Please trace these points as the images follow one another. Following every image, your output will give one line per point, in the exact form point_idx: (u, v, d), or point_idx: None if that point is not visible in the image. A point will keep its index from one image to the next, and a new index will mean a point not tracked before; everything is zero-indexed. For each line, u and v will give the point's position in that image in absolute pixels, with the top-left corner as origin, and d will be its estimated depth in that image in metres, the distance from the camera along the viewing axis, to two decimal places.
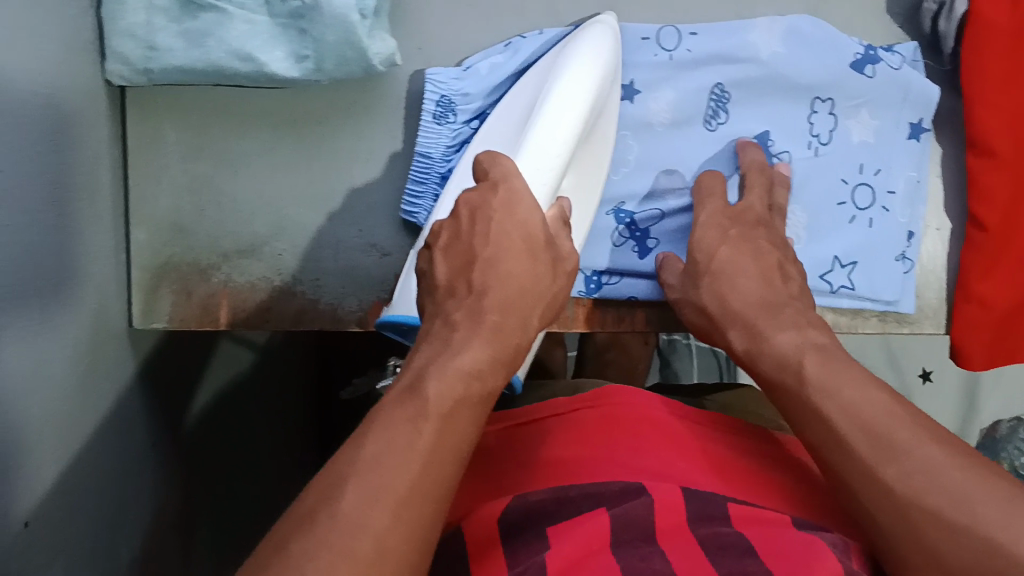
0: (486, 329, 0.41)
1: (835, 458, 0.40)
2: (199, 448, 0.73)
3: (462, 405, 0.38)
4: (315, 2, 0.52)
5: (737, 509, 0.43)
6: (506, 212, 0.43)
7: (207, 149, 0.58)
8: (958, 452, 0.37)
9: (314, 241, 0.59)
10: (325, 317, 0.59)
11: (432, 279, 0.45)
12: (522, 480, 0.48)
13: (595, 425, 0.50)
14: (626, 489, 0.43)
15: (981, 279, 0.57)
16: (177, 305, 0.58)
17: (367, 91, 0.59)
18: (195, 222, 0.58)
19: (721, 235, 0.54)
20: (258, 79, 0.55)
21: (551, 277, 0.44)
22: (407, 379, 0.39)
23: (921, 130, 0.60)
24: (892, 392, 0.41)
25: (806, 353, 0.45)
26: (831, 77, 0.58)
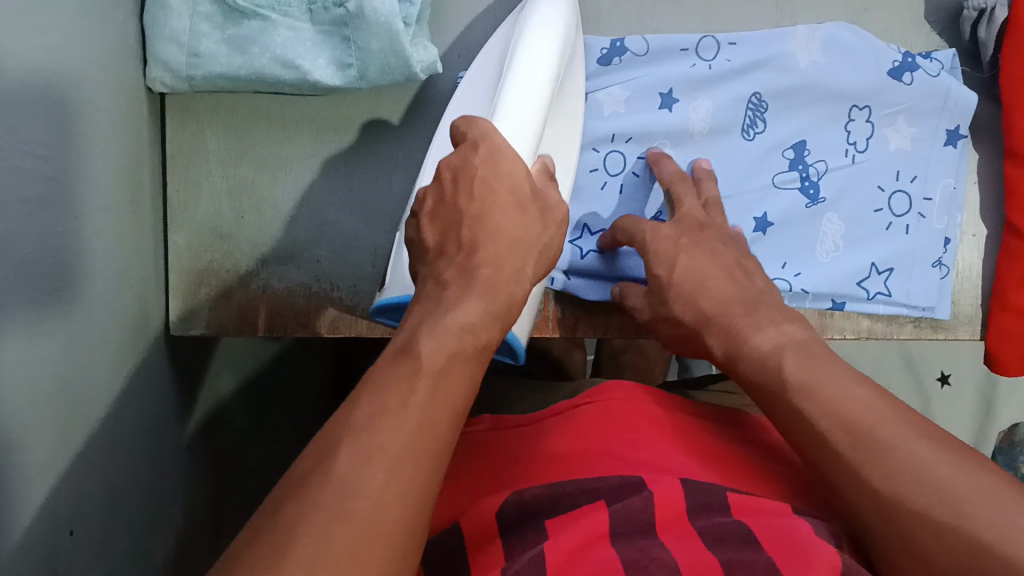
0: (478, 284, 0.38)
1: (830, 464, 0.37)
2: (219, 439, 0.69)
3: (457, 362, 0.35)
4: (359, 10, 0.53)
5: (738, 497, 0.39)
6: (489, 169, 0.41)
7: (248, 154, 0.59)
8: (952, 448, 0.35)
9: (351, 245, 0.59)
10: (360, 325, 0.58)
11: (422, 246, 0.42)
12: (517, 477, 0.43)
13: (591, 414, 0.46)
14: (625, 483, 0.40)
15: (1018, 287, 0.56)
16: (215, 310, 0.58)
17: (409, 99, 0.60)
18: (235, 227, 0.58)
19: (675, 245, 0.50)
20: (302, 86, 0.56)
21: (542, 227, 0.42)
22: (400, 340, 0.36)
23: (958, 137, 0.60)
24: (876, 388, 0.39)
25: (786, 352, 0.42)
26: (869, 85, 0.59)
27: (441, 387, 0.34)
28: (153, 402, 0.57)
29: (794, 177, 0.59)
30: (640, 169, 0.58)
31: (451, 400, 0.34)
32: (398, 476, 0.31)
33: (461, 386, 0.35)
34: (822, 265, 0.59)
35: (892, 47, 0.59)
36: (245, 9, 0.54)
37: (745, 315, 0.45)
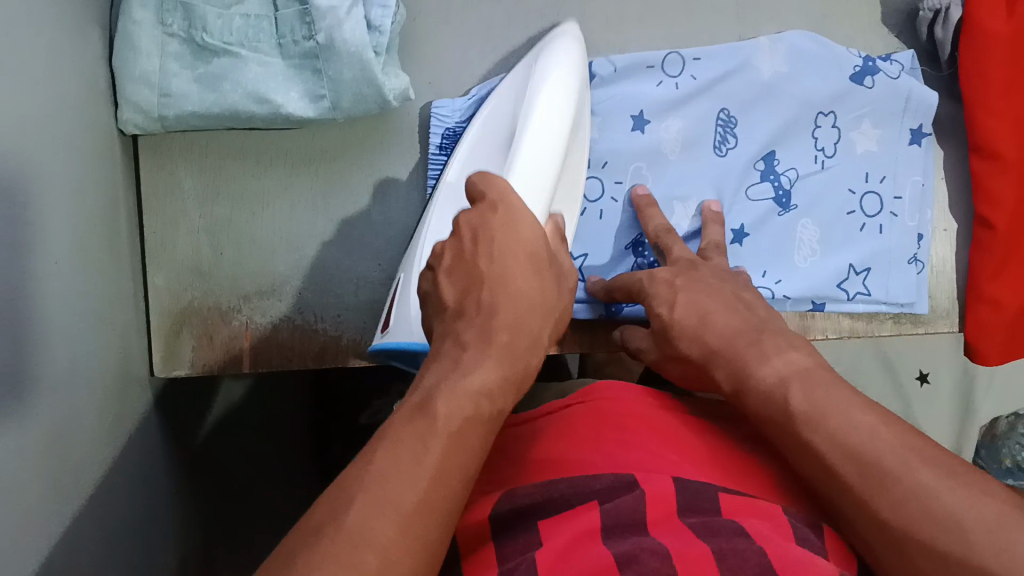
0: (497, 347, 0.38)
1: (837, 494, 0.37)
2: (206, 474, 0.68)
3: (473, 424, 0.35)
4: (329, 42, 0.54)
5: (730, 504, 0.39)
6: (508, 231, 0.41)
7: (224, 192, 0.59)
8: (956, 476, 0.34)
9: (332, 277, 0.59)
10: (347, 353, 0.59)
11: (440, 301, 0.42)
12: (514, 476, 0.43)
13: (583, 418, 0.46)
14: (616, 484, 0.39)
15: (992, 279, 0.58)
16: (199, 348, 0.57)
17: (381, 127, 0.60)
18: (214, 265, 0.58)
19: (671, 287, 0.50)
20: (274, 119, 0.56)
21: (556, 292, 0.42)
22: (416, 397, 0.36)
23: (921, 135, 0.61)
24: (880, 413, 0.38)
25: (791, 384, 0.40)
26: (834, 91, 0.60)
27: (453, 448, 0.34)
28: (141, 445, 0.56)
29: (766, 188, 0.60)
30: (618, 196, 0.59)
31: (463, 459, 0.34)
32: (411, 529, 0.31)
33: (475, 450, 0.35)
34: (799, 271, 0.59)
35: (851, 51, 0.61)
36: (214, 46, 0.54)
37: (751, 343, 0.44)
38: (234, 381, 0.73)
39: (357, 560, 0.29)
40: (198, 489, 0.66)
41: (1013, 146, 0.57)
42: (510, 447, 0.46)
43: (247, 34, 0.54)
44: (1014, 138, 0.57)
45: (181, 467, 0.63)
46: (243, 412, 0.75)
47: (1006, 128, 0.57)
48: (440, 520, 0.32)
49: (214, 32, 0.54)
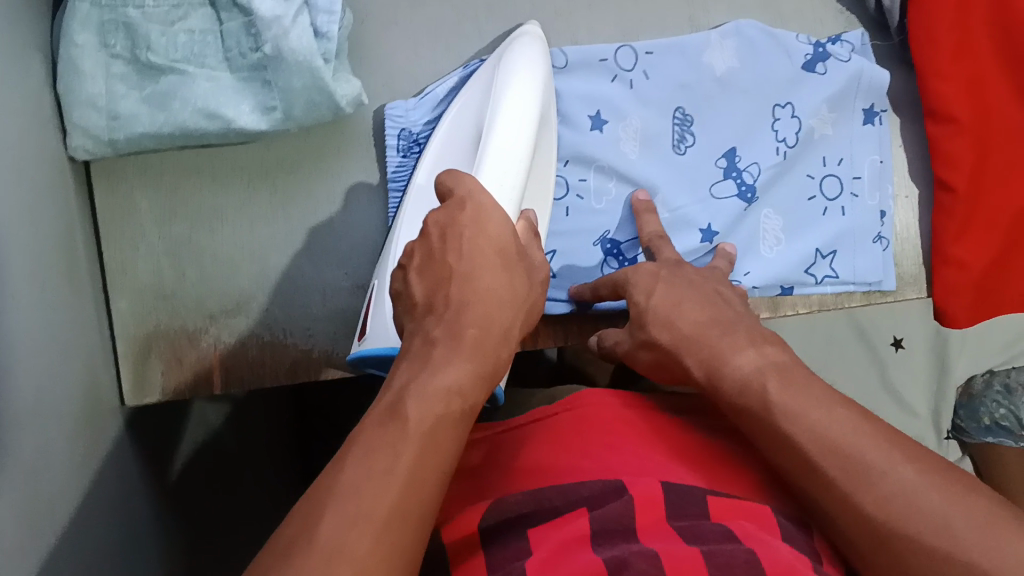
0: (466, 344, 0.38)
1: (818, 487, 0.37)
2: (188, 504, 0.67)
3: (444, 422, 0.35)
4: (277, 53, 0.53)
5: (718, 503, 0.39)
6: (475, 228, 0.41)
7: (180, 211, 0.58)
8: (932, 471, 0.36)
9: (299, 289, 0.58)
10: (319, 366, 0.58)
11: (410, 301, 0.42)
12: (499, 485, 0.44)
13: (568, 426, 0.46)
14: (606, 489, 0.40)
15: (957, 241, 0.58)
16: (168, 373, 0.56)
17: (336, 133, 0.59)
18: (177, 285, 0.57)
19: (654, 277, 0.51)
20: (227, 135, 0.55)
21: (527, 290, 0.41)
22: (388, 397, 0.36)
23: (875, 114, 0.60)
24: (860, 410, 0.39)
25: (769, 374, 0.41)
26: (787, 82, 0.59)
27: (427, 449, 0.34)
28: (118, 477, 0.55)
29: (729, 185, 0.59)
30: (584, 193, 0.58)
31: (437, 458, 0.34)
32: (387, 535, 0.31)
33: (448, 452, 0.35)
34: (768, 257, 0.58)
35: (800, 38, 0.60)
36: (160, 65, 0.53)
37: (722, 338, 0.45)
38: (208, 407, 0.72)
39: (333, 573, 0.29)
40: (184, 513, 0.65)
41: (966, 109, 0.57)
42: (496, 453, 0.47)
43: (193, 50, 0.54)
44: (967, 101, 0.57)
45: (160, 493, 0.62)
46: (222, 437, 0.74)
47: (959, 92, 0.57)
48: (416, 523, 0.32)
49: (159, 49, 0.53)
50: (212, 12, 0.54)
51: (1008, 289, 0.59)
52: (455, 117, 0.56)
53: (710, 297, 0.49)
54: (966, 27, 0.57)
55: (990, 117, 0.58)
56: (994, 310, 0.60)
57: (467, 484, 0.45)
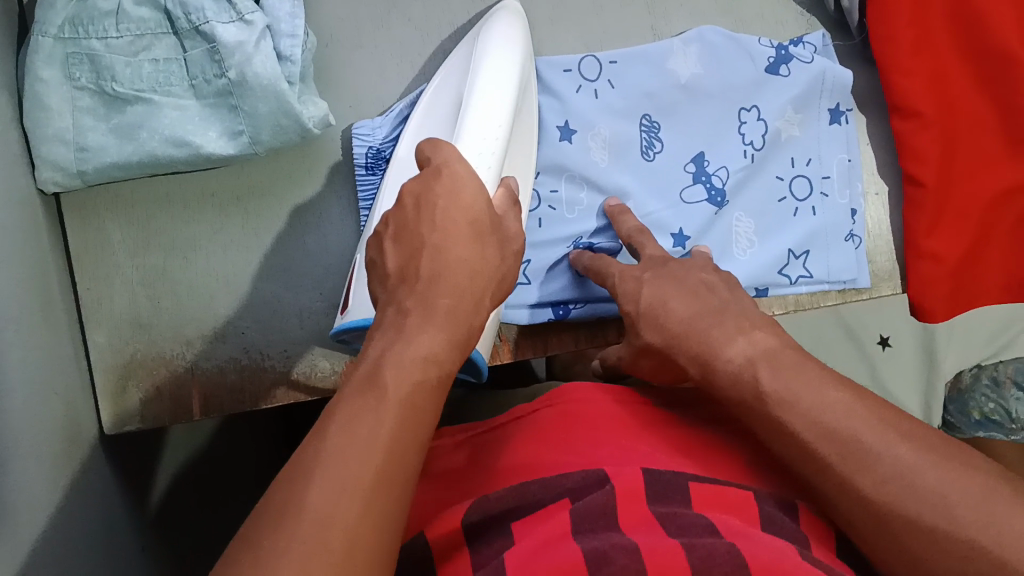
0: (438, 314, 0.38)
1: (811, 470, 0.37)
2: (171, 531, 0.66)
3: (422, 388, 0.35)
4: (241, 78, 0.53)
5: (702, 488, 0.39)
6: (449, 197, 0.41)
7: (153, 240, 0.58)
8: (927, 446, 0.35)
9: (276, 313, 0.58)
10: (299, 389, 0.57)
11: (382, 270, 0.42)
12: (483, 483, 0.43)
13: (552, 422, 0.46)
14: (587, 480, 0.39)
15: (928, 234, 0.58)
16: (147, 402, 0.56)
17: (307, 156, 0.59)
18: (153, 316, 0.57)
19: (637, 277, 0.51)
20: (196, 162, 0.55)
21: (499, 260, 0.42)
22: (364, 368, 0.36)
23: (840, 114, 0.61)
24: (850, 391, 0.38)
25: (759, 364, 0.41)
26: (751, 85, 0.60)
27: (405, 418, 0.34)
28: (100, 507, 0.55)
29: (699, 190, 0.59)
30: (556, 204, 0.58)
31: (414, 427, 0.34)
32: (372, 508, 0.30)
33: (425, 420, 0.35)
34: (739, 262, 0.58)
35: (763, 42, 0.60)
36: (126, 95, 0.54)
37: (710, 327, 0.44)
38: (186, 433, 0.71)
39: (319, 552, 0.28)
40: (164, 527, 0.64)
41: (927, 101, 0.57)
42: (479, 453, 0.47)
43: (158, 79, 0.54)
44: (930, 97, 0.58)
45: (142, 520, 0.61)
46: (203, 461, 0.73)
47: (920, 87, 0.57)
48: (398, 492, 0.32)
49: (124, 80, 0.53)
50: (176, 41, 0.54)
51: (982, 280, 0.59)
52: (437, 95, 0.56)
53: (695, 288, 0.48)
54: (923, 22, 0.58)
55: (954, 109, 0.58)
56: (972, 301, 0.59)
57: (450, 487, 0.45)
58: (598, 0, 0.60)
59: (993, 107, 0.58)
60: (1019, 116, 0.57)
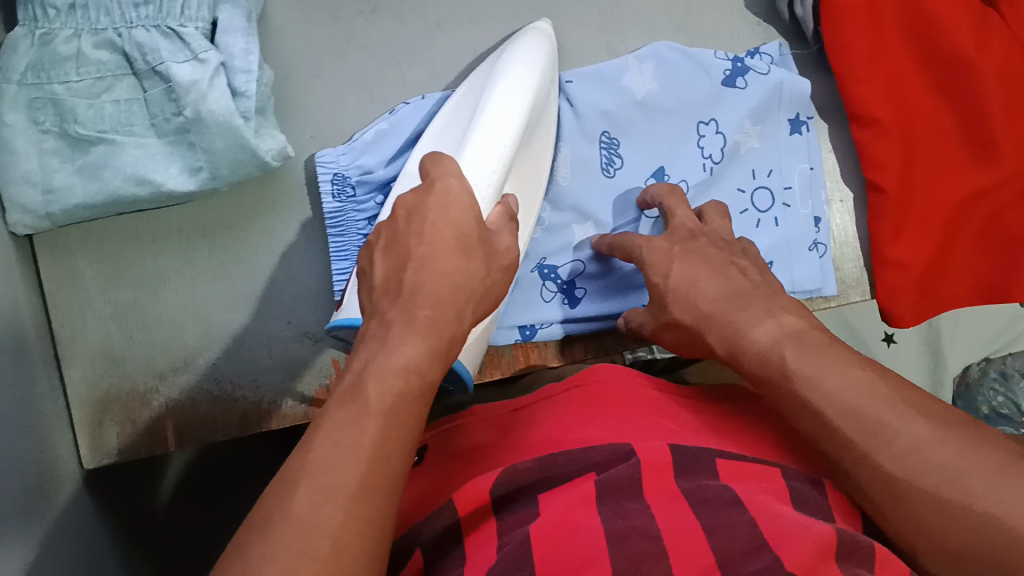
0: (421, 325, 0.39)
1: (831, 443, 0.39)
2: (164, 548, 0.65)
3: (405, 399, 0.36)
4: (197, 116, 0.54)
5: (726, 463, 0.42)
6: (442, 211, 0.43)
7: (124, 275, 0.59)
8: (945, 423, 0.37)
9: (244, 343, 0.59)
10: (269, 417, 0.59)
11: (371, 279, 0.43)
12: (517, 452, 0.46)
13: (581, 399, 0.50)
14: (615, 453, 0.42)
15: (893, 242, 0.58)
16: (124, 435, 0.58)
17: (270, 186, 0.60)
18: (126, 349, 0.58)
19: (668, 252, 0.52)
20: (160, 199, 0.56)
21: (485, 272, 0.43)
22: (348, 380, 0.37)
23: (801, 123, 0.61)
24: (870, 369, 0.40)
25: (784, 344, 0.43)
26: (707, 99, 0.60)
27: (392, 425, 0.35)
28: (85, 542, 0.55)
29: None
30: None
31: (400, 439, 0.35)
32: (355, 512, 0.32)
33: (412, 427, 0.36)
34: None
35: (718, 55, 0.60)
36: (90, 136, 0.54)
37: (733, 317, 0.46)
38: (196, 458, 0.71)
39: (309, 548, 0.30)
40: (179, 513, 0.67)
41: (886, 109, 0.57)
42: (505, 436, 0.49)
43: (120, 119, 0.55)
44: (886, 102, 0.57)
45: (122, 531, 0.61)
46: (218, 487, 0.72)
47: (879, 95, 0.57)
48: (408, 495, 0.35)
49: (87, 121, 0.54)
50: (136, 81, 0.55)
51: (950, 284, 0.59)
52: (454, 108, 0.57)
53: (729, 270, 0.50)
54: (879, 28, 0.58)
55: (913, 116, 0.58)
56: (938, 308, 0.59)
57: (482, 459, 0.48)
58: (554, 19, 0.61)
59: (952, 113, 0.59)
60: (981, 119, 0.58)
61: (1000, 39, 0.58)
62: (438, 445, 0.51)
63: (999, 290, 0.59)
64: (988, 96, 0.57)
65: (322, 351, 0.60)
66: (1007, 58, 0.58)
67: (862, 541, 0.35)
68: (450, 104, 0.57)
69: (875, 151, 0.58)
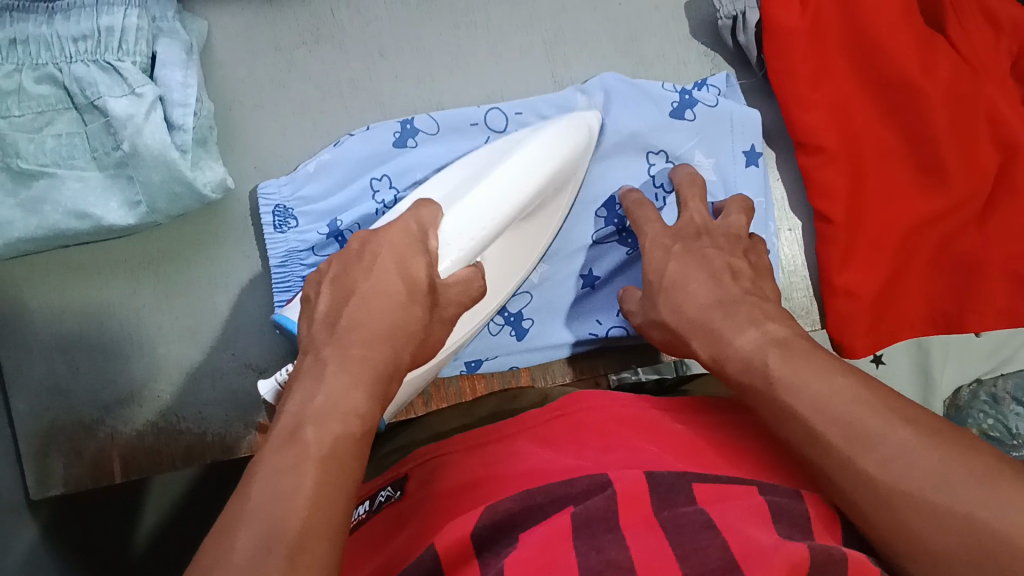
0: (357, 364, 0.37)
1: (814, 455, 0.36)
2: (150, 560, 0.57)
3: (344, 441, 0.34)
4: (133, 149, 0.54)
5: (703, 486, 0.38)
6: (391, 250, 0.43)
7: (70, 309, 0.59)
8: (929, 429, 0.34)
9: (189, 374, 0.59)
10: (214, 448, 0.59)
11: (314, 310, 0.43)
12: (497, 489, 0.41)
13: (565, 430, 0.45)
14: (592, 485, 0.38)
15: (842, 270, 0.57)
16: (70, 467, 0.57)
17: (212, 219, 0.60)
18: (72, 382, 0.58)
19: (666, 254, 0.51)
20: (99, 233, 0.56)
21: (427, 322, 0.42)
22: (285, 424, 0.35)
23: (756, 155, 0.61)
24: (860, 376, 0.37)
25: (769, 349, 0.41)
26: (658, 131, 0.59)
27: (328, 466, 0.33)
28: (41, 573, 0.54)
29: (610, 230, 0.60)
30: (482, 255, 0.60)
31: (340, 481, 0.33)
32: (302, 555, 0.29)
33: (349, 472, 0.33)
34: None
35: (666, 87, 0.60)
36: (31, 171, 0.54)
37: (716, 322, 0.45)
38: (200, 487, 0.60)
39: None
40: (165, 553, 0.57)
41: (832, 137, 0.57)
42: (464, 467, 0.44)
43: (62, 153, 0.55)
44: (832, 129, 0.57)
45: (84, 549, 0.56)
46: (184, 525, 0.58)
47: (823, 121, 0.57)
48: (330, 544, 0.31)
49: (28, 155, 0.54)
50: (78, 115, 0.55)
51: (904, 311, 0.58)
52: (470, 162, 0.54)
53: (721, 272, 0.48)
54: (818, 54, 0.58)
55: (860, 141, 0.58)
56: (893, 336, 0.58)
57: (445, 498, 0.42)
58: (495, 49, 0.63)
59: (901, 137, 0.58)
60: (930, 144, 0.57)
61: (947, 61, 0.57)
62: (420, 479, 0.46)
63: (954, 318, 0.57)
64: (936, 118, 0.57)
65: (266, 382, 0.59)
66: (955, 81, 0.57)
67: (836, 554, 0.31)
68: (462, 160, 0.55)
69: (851, 168, 0.57)
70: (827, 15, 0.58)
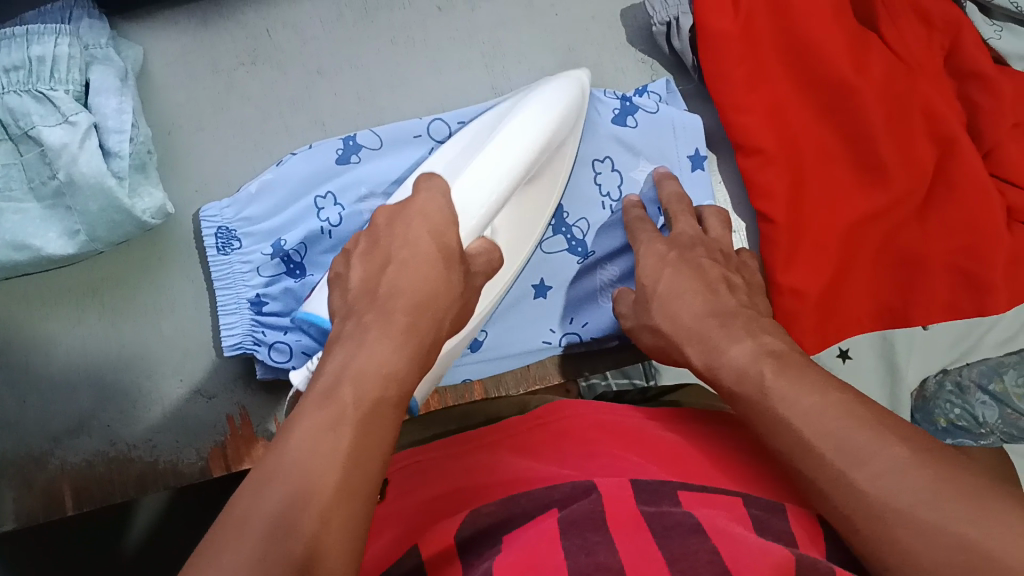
0: (398, 329, 0.37)
1: (807, 466, 0.35)
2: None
3: (383, 405, 0.34)
4: (69, 178, 0.54)
5: (688, 494, 0.37)
6: (421, 219, 0.42)
7: (16, 340, 0.58)
8: (920, 448, 0.33)
9: (135, 401, 0.58)
10: (166, 475, 0.58)
11: (346, 285, 0.42)
12: (496, 490, 0.40)
13: (546, 441, 0.45)
14: (576, 490, 0.37)
15: (785, 269, 0.56)
16: (21, 500, 0.57)
17: (155, 244, 0.60)
18: (19, 415, 0.57)
19: (662, 261, 0.52)
20: (42, 263, 0.56)
21: (463, 288, 0.42)
22: (324, 382, 0.34)
23: (701, 158, 0.61)
24: (855, 395, 0.37)
25: (765, 362, 0.40)
26: (601, 140, 0.60)
27: (364, 432, 0.32)
28: None
29: (560, 240, 0.60)
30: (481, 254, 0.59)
31: (375, 443, 0.32)
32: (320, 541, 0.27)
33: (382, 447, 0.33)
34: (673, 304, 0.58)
35: (608, 94, 0.60)
36: None
37: (713, 330, 0.45)
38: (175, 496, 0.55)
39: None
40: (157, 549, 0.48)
41: (769, 138, 0.57)
42: (432, 478, 0.44)
43: None
44: (769, 131, 0.57)
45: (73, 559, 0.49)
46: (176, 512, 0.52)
47: (759, 123, 0.57)
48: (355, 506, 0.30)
49: None
50: (13, 147, 0.55)
51: (850, 308, 0.58)
52: (468, 135, 0.54)
53: (717, 283, 0.50)
54: (755, 56, 0.58)
55: (798, 143, 0.58)
56: (840, 330, 0.58)
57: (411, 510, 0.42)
58: (434, 63, 0.63)
59: (842, 136, 0.58)
60: (867, 141, 0.57)
61: (880, 58, 0.58)
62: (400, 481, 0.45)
63: (900, 312, 0.58)
64: (871, 115, 0.57)
65: (218, 407, 0.59)
66: (889, 78, 0.58)
67: (822, 565, 0.31)
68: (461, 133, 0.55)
69: (790, 172, 0.58)
70: (760, 18, 0.59)
